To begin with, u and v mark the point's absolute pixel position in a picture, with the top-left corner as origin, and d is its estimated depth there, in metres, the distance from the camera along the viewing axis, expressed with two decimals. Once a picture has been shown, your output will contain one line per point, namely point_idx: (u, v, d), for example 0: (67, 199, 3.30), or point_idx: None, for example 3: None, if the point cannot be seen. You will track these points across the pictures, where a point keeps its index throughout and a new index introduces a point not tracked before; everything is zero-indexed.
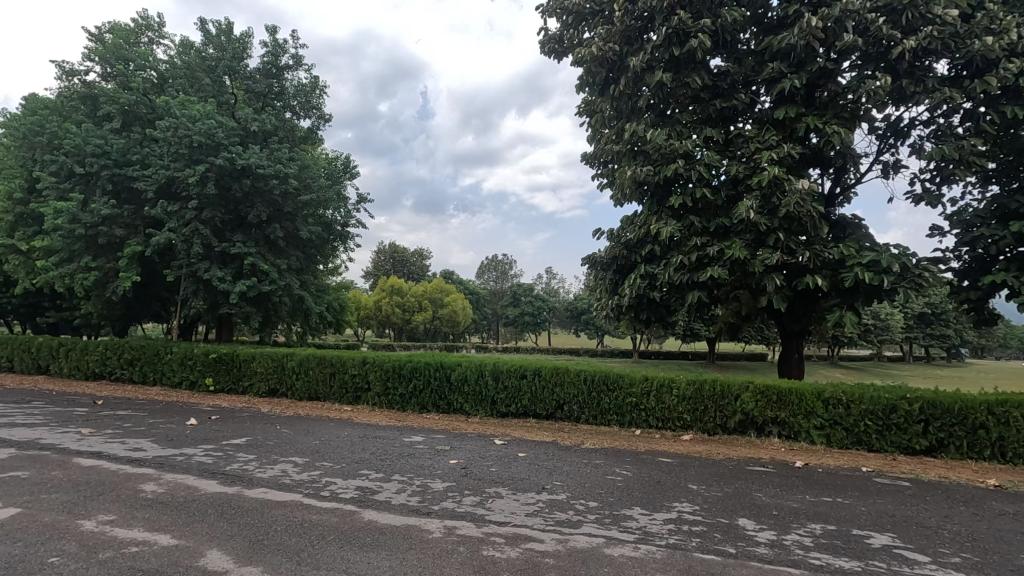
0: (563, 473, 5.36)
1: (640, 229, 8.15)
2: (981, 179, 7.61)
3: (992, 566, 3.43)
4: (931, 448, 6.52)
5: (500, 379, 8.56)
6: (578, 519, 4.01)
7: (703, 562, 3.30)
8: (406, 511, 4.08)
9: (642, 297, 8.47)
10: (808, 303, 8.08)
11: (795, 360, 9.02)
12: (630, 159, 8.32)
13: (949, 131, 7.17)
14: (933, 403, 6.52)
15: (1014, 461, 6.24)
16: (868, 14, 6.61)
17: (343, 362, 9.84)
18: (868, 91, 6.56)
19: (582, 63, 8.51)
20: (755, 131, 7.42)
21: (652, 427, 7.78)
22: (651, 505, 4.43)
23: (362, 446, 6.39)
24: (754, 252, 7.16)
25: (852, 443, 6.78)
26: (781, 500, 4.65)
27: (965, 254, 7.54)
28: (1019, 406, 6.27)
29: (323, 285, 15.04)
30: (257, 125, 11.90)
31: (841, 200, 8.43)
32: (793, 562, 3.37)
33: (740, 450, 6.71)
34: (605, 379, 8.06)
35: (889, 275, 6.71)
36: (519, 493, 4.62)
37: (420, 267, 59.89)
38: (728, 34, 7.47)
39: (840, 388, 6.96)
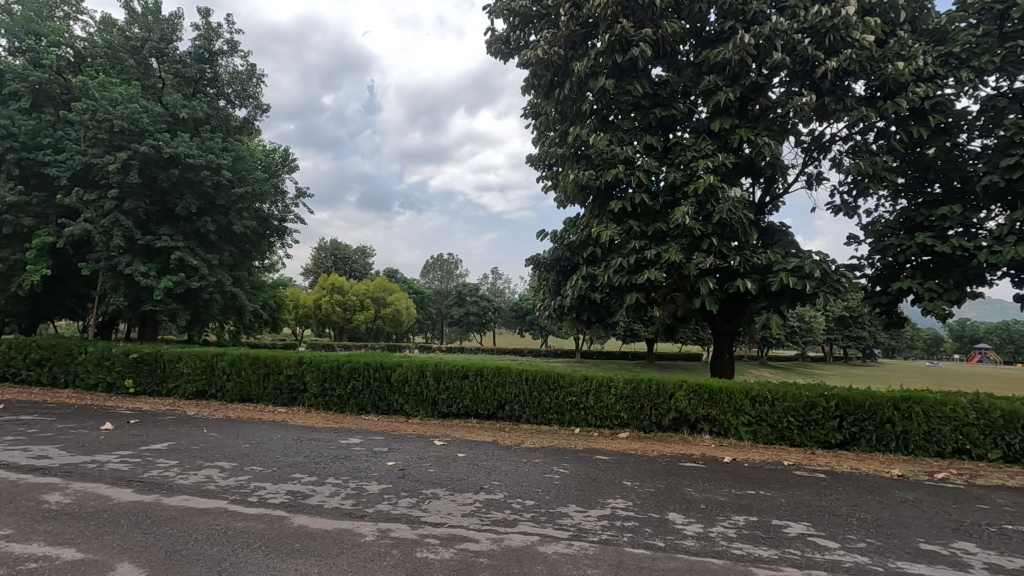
0: (501, 473, 5.38)
1: (582, 232, 8.32)
2: (892, 193, 8.25)
3: (893, 550, 3.71)
4: (845, 442, 7.01)
5: (441, 380, 8.49)
6: (514, 518, 4.03)
7: (633, 556, 3.39)
8: (339, 515, 3.97)
9: (583, 298, 8.64)
10: (738, 304, 8.47)
11: (726, 359, 9.43)
12: (573, 162, 8.46)
13: (865, 147, 7.73)
14: (847, 400, 7.00)
15: (915, 453, 6.78)
16: (794, 34, 7.03)
17: (278, 362, 9.47)
18: (795, 106, 6.97)
19: (527, 65, 8.61)
20: (691, 140, 7.73)
21: (591, 425, 7.94)
22: (586, 502, 4.50)
23: (296, 449, 6.18)
24: (689, 256, 7.43)
25: (775, 438, 7.18)
26: (709, 494, 4.86)
27: (878, 262, 8.13)
28: (920, 402, 6.83)
29: (259, 282, 14.44)
30: (186, 112, 11.26)
31: (770, 208, 8.92)
32: (717, 552, 3.53)
33: (672, 446, 6.97)
34: (546, 378, 8.15)
35: (811, 281, 7.15)
36: (456, 493, 4.61)
37: (362, 265, 58.48)
38: (668, 45, 7.74)
39: (765, 386, 7.36)
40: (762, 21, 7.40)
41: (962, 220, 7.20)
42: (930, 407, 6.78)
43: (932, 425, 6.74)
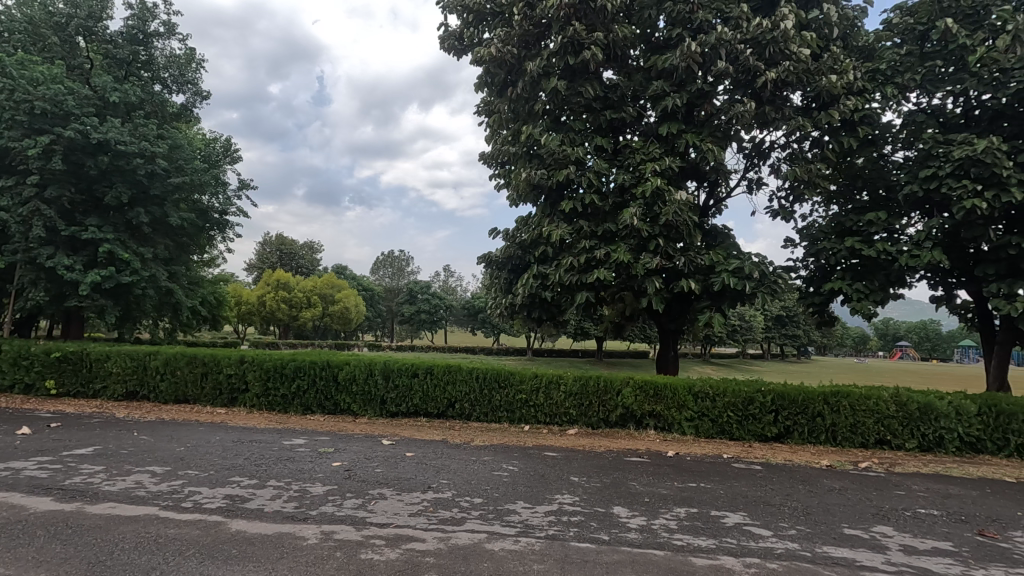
0: (450, 471, 5.36)
1: (533, 231, 8.40)
2: (825, 199, 8.75)
3: (820, 536, 3.93)
4: (780, 435, 7.37)
5: (390, 378, 8.37)
6: (462, 516, 4.03)
7: (579, 551, 3.45)
8: (279, 518, 3.85)
9: (534, 297, 8.71)
10: (683, 304, 8.76)
11: (671, 357, 9.72)
12: (526, 161, 8.52)
13: (801, 155, 8.15)
14: (782, 394, 7.37)
15: (842, 444, 7.21)
16: (737, 45, 7.33)
17: (217, 361, 9.07)
18: (737, 114, 7.27)
19: (480, 63, 8.59)
20: (640, 143, 7.92)
21: (540, 422, 8.02)
22: (534, 499, 4.55)
23: (235, 451, 5.94)
24: (636, 256, 7.62)
25: (716, 432, 7.48)
26: (653, 488, 5.01)
27: (812, 264, 8.60)
28: (847, 397, 7.27)
29: (197, 277, 13.76)
30: (117, 96, 10.60)
31: (713, 211, 9.27)
32: (659, 544, 3.64)
33: (619, 442, 7.14)
34: (496, 377, 8.17)
35: (750, 281, 7.48)
36: (403, 493, 4.55)
37: (309, 262, 56.77)
38: (618, 49, 7.91)
39: (707, 382, 7.65)
40: (707, 30, 7.66)
41: (886, 225, 7.71)
42: (856, 401, 7.23)
43: (857, 418, 7.19)
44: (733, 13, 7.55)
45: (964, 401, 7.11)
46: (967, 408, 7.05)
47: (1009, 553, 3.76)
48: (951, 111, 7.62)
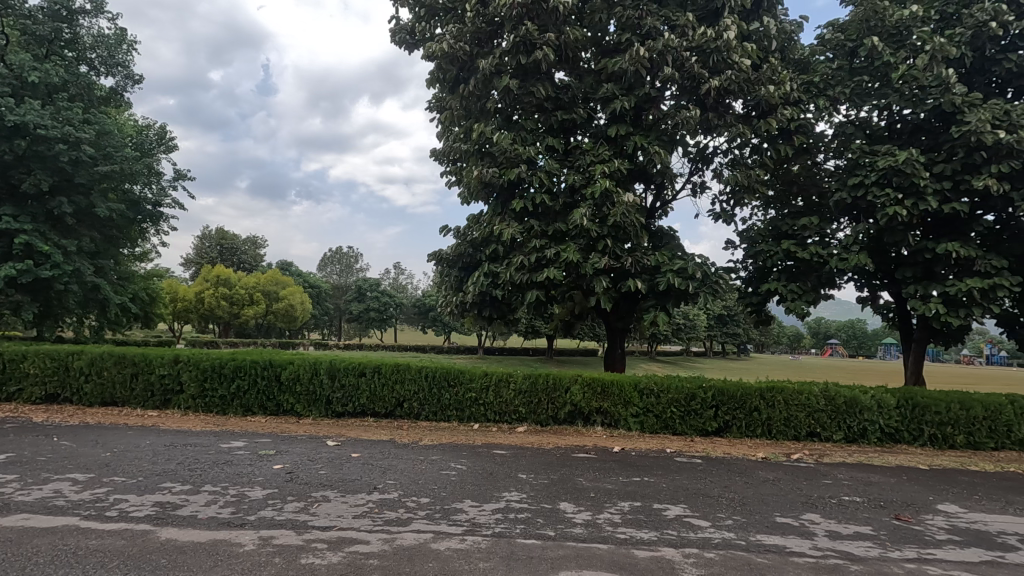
0: (397, 471, 5.29)
1: (484, 230, 8.39)
2: (763, 204, 9.16)
3: (754, 524, 4.12)
4: (719, 429, 7.68)
5: (335, 378, 8.16)
6: (408, 517, 3.98)
7: (524, 547, 3.48)
8: (214, 525, 3.68)
9: (484, 295, 8.71)
10: (630, 303, 8.97)
11: (618, 354, 9.94)
12: (477, 159, 8.50)
13: (741, 161, 8.50)
14: (722, 390, 7.68)
15: (777, 437, 7.59)
16: (683, 52, 7.56)
17: (149, 361, 8.58)
18: (682, 119, 7.51)
19: (432, 58, 8.50)
20: (590, 145, 8.05)
21: (490, 420, 8.02)
22: (481, 497, 4.55)
23: (167, 456, 5.63)
24: (585, 256, 7.74)
25: (660, 427, 7.71)
26: (599, 483, 5.12)
27: (751, 266, 8.99)
28: (782, 392, 7.65)
29: (127, 271, 12.96)
30: (37, 75, 9.83)
31: (660, 213, 9.54)
32: (603, 538, 3.72)
33: (567, 438, 7.24)
34: (446, 375, 8.11)
35: (694, 281, 7.74)
36: (348, 495, 4.45)
37: (252, 257, 54.54)
38: (570, 51, 8.00)
39: (652, 378, 7.88)
40: (655, 36, 7.87)
41: (818, 230, 8.16)
42: (790, 396, 7.61)
43: (790, 412, 7.58)
44: (680, 21, 7.78)
45: (885, 395, 7.62)
46: (888, 402, 7.56)
47: (921, 535, 4.06)
48: (877, 123, 8.14)
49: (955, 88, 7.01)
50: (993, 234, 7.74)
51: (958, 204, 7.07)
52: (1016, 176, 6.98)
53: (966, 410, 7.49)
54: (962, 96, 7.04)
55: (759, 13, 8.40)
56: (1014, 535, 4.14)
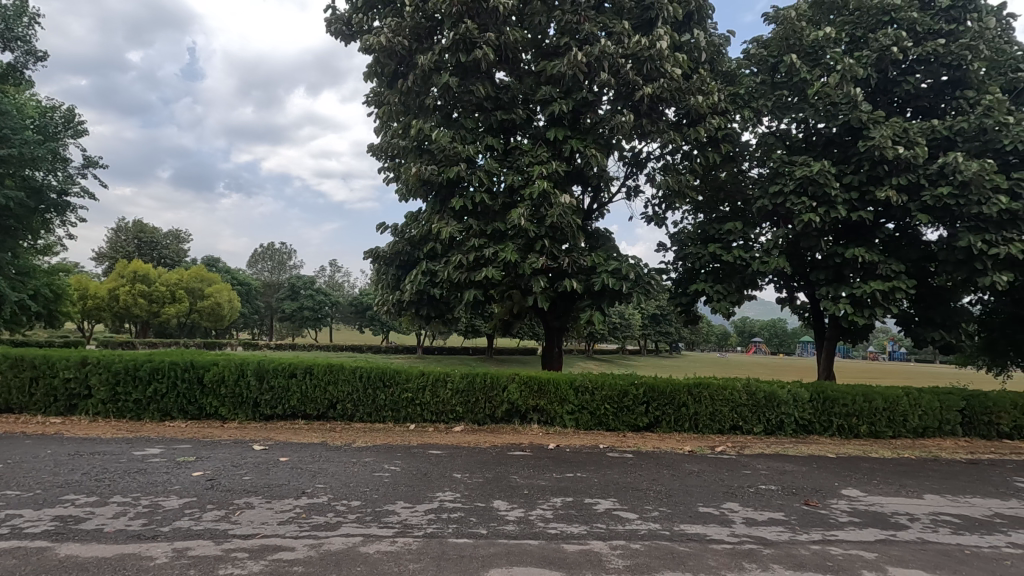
0: (327, 475, 5.14)
1: (422, 228, 8.30)
2: (693, 208, 9.59)
3: (678, 515, 4.31)
4: (650, 424, 7.97)
5: (263, 380, 7.81)
6: (336, 521, 3.87)
7: (456, 546, 3.48)
8: (122, 539, 3.43)
9: (422, 294, 8.61)
10: (567, 302, 9.14)
11: (556, 352, 10.11)
12: (416, 156, 8.40)
13: (673, 166, 8.86)
14: (652, 387, 7.98)
15: (702, 431, 7.96)
16: (619, 59, 7.78)
17: (51, 364, 7.89)
18: (617, 124, 7.73)
19: (370, 51, 8.31)
20: (529, 146, 8.14)
21: (426, 421, 7.93)
22: (414, 498, 4.50)
23: (72, 466, 5.21)
24: (524, 256, 7.81)
25: (594, 424, 7.90)
26: (532, 480, 5.19)
27: (681, 267, 9.38)
28: (708, 388, 8.04)
29: (27, 265, 11.84)
30: None
31: (597, 214, 9.77)
32: (534, 534, 3.77)
33: (504, 437, 7.28)
34: (381, 376, 7.94)
35: (627, 282, 7.99)
36: (273, 501, 4.28)
37: (174, 252, 51.25)
38: (510, 51, 8.04)
39: (587, 376, 8.07)
40: (593, 42, 8.05)
41: (742, 234, 8.63)
42: (715, 391, 8.02)
43: (715, 407, 7.98)
44: (616, 28, 8.00)
45: (799, 389, 8.17)
46: (802, 395, 8.11)
47: (827, 518, 4.39)
48: (795, 135, 8.71)
49: (861, 105, 7.62)
50: (894, 241, 8.46)
51: (864, 213, 7.67)
52: (913, 189, 7.67)
53: (869, 402, 8.15)
54: (868, 113, 7.65)
55: (690, 25, 8.78)
56: (905, 515, 4.56)
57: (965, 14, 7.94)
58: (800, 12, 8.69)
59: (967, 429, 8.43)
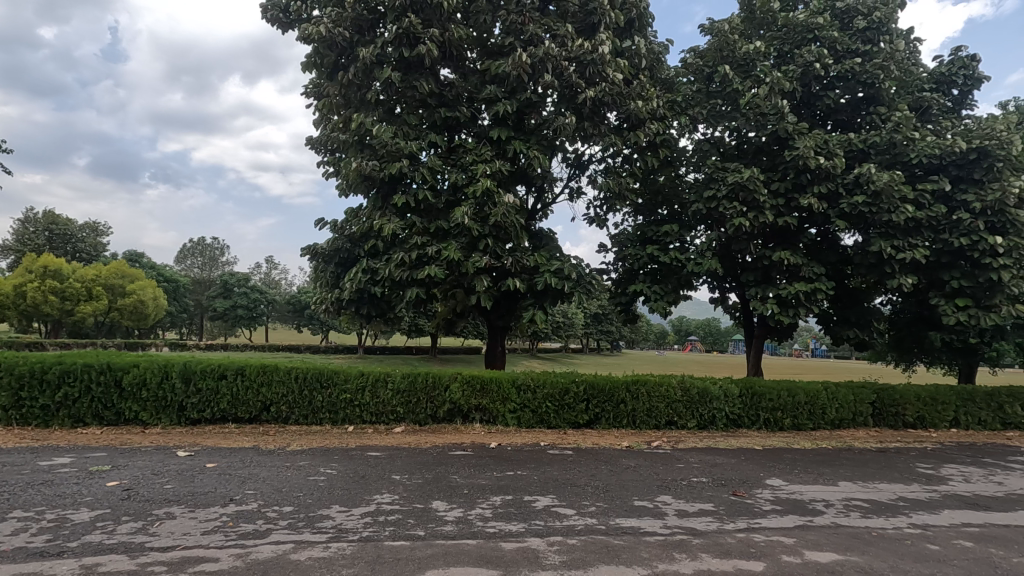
0: (258, 480, 4.92)
1: (363, 224, 8.11)
2: (633, 210, 9.87)
3: (614, 509, 4.42)
4: (590, 421, 8.13)
5: (190, 382, 7.39)
6: (266, 528, 3.71)
7: (392, 549, 3.41)
8: (21, 557, 3.15)
9: (362, 292, 8.41)
10: (511, 301, 9.18)
11: (499, 351, 10.13)
12: (357, 151, 8.18)
13: (614, 169, 9.07)
14: (592, 384, 8.16)
15: (640, 426, 8.20)
16: (562, 62, 7.88)
17: None
18: (560, 126, 7.84)
19: (308, 41, 8.02)
20: (473, 144, 8.11)
21: (365, 422, 7.75)
22: (350, 501, 4.39)
23: None
24: (467, 254, 7.77)
25: (536, 422, 7.97)
26: (472, 479, 5.17)
27: (621, 268, 9.63)
28: (645, 385, 8.30)
29: None
30: None
31: (540, 214, 9.88)
32: (473, 533, 3.76)
33: (445, 437, 7.23)
34: (318, 377, 7.69)
35: (569, 282, 8.12)
36: (197, 510, 4.05)
37: (91, 246, 47.65)
38: (454, 49, 7.98)
39: (529, 375, 8.14)
40: (537, 43, 8.10)
41: (678, 236, 8.95)
42: (651, 388, 8.28)
43: (652, 403, 8.24)
44: (560, 31, 8.10)
45: (729, 385, 8.58)
46: (732, 391, 8.52)
47: (752, 507, 4.62)
48: (728, 143, 9.12)
49: (787, 117, 8.08)
50: (815, 245, 9.03)
51: (789, 218, 8.14)
52: (832, 197, 8.21)
53: (792, 397, 8.66)
54: (793, 125, 8.12)
55: (631, 32, 9.01)
56: (821, 502, 4.88)
57: (879, 35, 8.56)
58: (734, 25, 9.10)
59: (877, 420, 9.12)
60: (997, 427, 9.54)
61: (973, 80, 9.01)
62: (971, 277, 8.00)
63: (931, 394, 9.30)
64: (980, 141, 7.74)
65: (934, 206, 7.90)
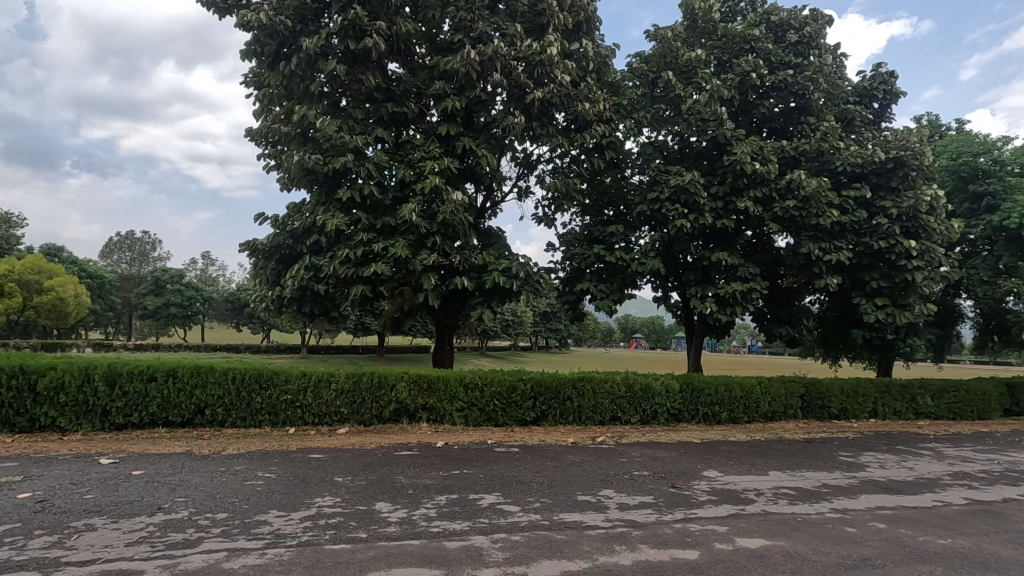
0: (190, 487, 4.69)
1: (306, 220, 7.86)
2: (580, 210, 10.03)
3: (558, 505, 4.49)
4: (537, 418, 8.22)
5: (115, 385, 6.94)
6: (197, 537, 3.55)
7: (332, 553, 3.34)
8: None
9: (304, 290, 8.15)
10: (459, 300, 9.14)
11: (446, 349, 10.08)
12: (299, 144, 7.92)
13: (562, 169, 9.19)
14: (539, 382, 8.25)
15: (586, 422, 8.36)
16: (511, 61, 7.91)
17: None
18: (509, 125, 7.86)
19: (247, 28, 7.68)
20: (421, 140, 8.01)
21: (308, 424, 7.53)
22: (289, 505, 4.25)
23: None
24: (414, 252, 7.68)
25: (483, 420, 7.98)
26: (417, 479, 5.12)
27: (569, 267, 9.77)
28: (591, 381, 8.47)
29: None
30: None
31: (489, 212, 9.88)
32: (417, 533, 3.73)
33: (391, 437, 7.12)
34: (257, 377, 7.41)
35: (517, 280, 8.16)
36: (121, 521, 3.82)
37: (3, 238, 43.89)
38: (402, 43, 7.85)
39: (476, 373, 8.14)
40: (486, 41, 8.09)
41: (623, 237, 9.17)
42: (597, 385, 8.45)
43: (597, 399, 8.42)
44: (509, 30, 8.12)
45: (671, 381, 8.88)
46: (673, 387, 8.82)
47: (689, 498, 4.81)
48: (671, 147, 9.41)
49: (726, 123, 8.43)
50: (751, 246, 9.47)
51: (727, 221, 8.49)
52: (766, 201, 8.64)
53: (729, 392, 9.07)
54: (731, 131, 8.47)
55: (579, 35, 9.15)
56: (753, 491, 5.14)
57: (809, 49, 9.07)
58: (676, 33, 9.42)
59: (806, 412, 9.67)
60: (910, 417, 10.32)
61: (891, 95, 9.70)
62: (889, 278, 8.60)
63: (853, 387, 9.95)
64: (897, 152, 8.34)
65: (856, 211, 8.45)
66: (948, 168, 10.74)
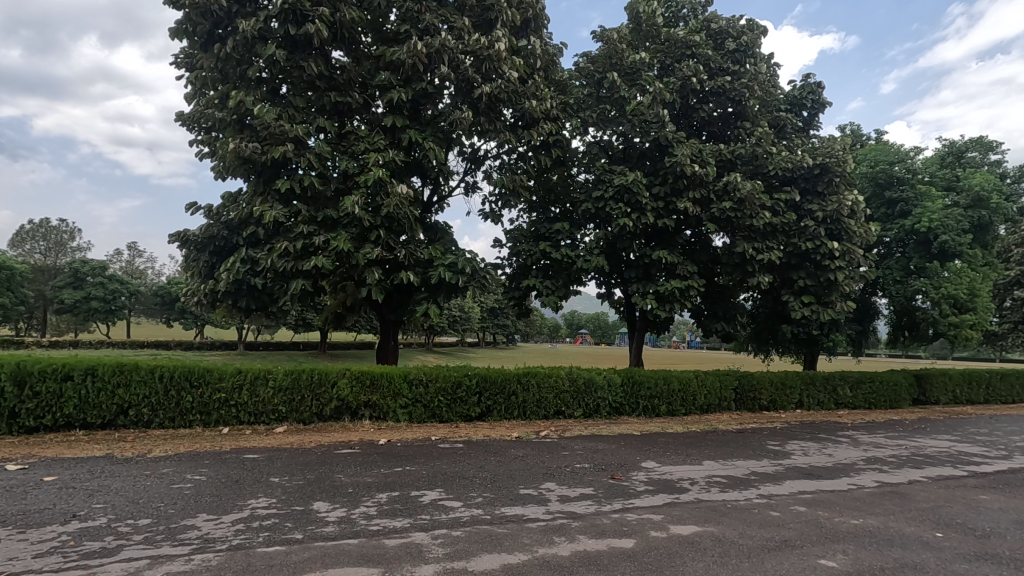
0: (110, 492, 4.40)
1: (243, 210, 7.52)
2: (527, 206, 10.09)
3: (500, 499, 4.52)
4: (481, 414, 8.23)
5: (25, 385, 6.41)
6: (116, 545, 3.34)
7: (264, 556, 3.23)
8: None
9: (239, 284, 7.80)
10: (404, 295, 9.00)
11: (391, 345, 9.93)
12: (235, 131, 7.55)
13: (509, 165, 9.21)
14: (485, 377, 8.26)
15: (530, 417, 8.45)
16: (459, 54, 7.84)
17: None
18: (456, 119, 7.79)
19: (179, 5, 7.25)
20: (365, 132, 7.82)
21: (242, 423, 7.23)
22: (219, 508, 4.07)
23: None
24: (357, 246, 7.48)
25: (427, 417, 7.92)
26: (358, 477, 5.03)
27: (515, 263, 9.82)
28: (535, 376, 8.56)
29: None
30: None
31: (436, 207, 9.78)
32: (355, 532, 3.66)
33: (332, 435, 6.95)
34: (187, 375, 7.03)
35: (462, 276, 8.12)
36: (28, 531, 3.53)
37: None
38: (346, 31, 7.62)
39: (421, 369, 8.06)
40: (434, 33, 7.98)
41: (569, 234, 9.29)
42: (541, 380, 8.56)
43: (542, 394, 8.52)
44: (457, 24, 8.04)
45: (613, 375, 9.10)
46: (615, 380, 9.05)
47: (627, 489, 4.96)
48: (615, 147, 9.61)
49: (668, 126, 8.69)
50: (690, 245, 9.83)
51: (667, 220, 8.77)
52: (705, 202, 8.98)
53: (667, 385, 9.40)
54: (672, 133, 8.76)
55: (527, 32, 9.19)
56: (688, 480, 5.35)
57: (745, 58, 9.50)
58: (622, 35, 9.62)
59: (739, 404, 10.15)
60: (832, 407, 11.04)
61: (818, 104, 10.31)
62: (814, 277, 9.14)
63: (782, 380, 10.52)
64: (823, 158, 8.87)
65: (787, 214, 8.92)
66: (868, 175, 11.48)
